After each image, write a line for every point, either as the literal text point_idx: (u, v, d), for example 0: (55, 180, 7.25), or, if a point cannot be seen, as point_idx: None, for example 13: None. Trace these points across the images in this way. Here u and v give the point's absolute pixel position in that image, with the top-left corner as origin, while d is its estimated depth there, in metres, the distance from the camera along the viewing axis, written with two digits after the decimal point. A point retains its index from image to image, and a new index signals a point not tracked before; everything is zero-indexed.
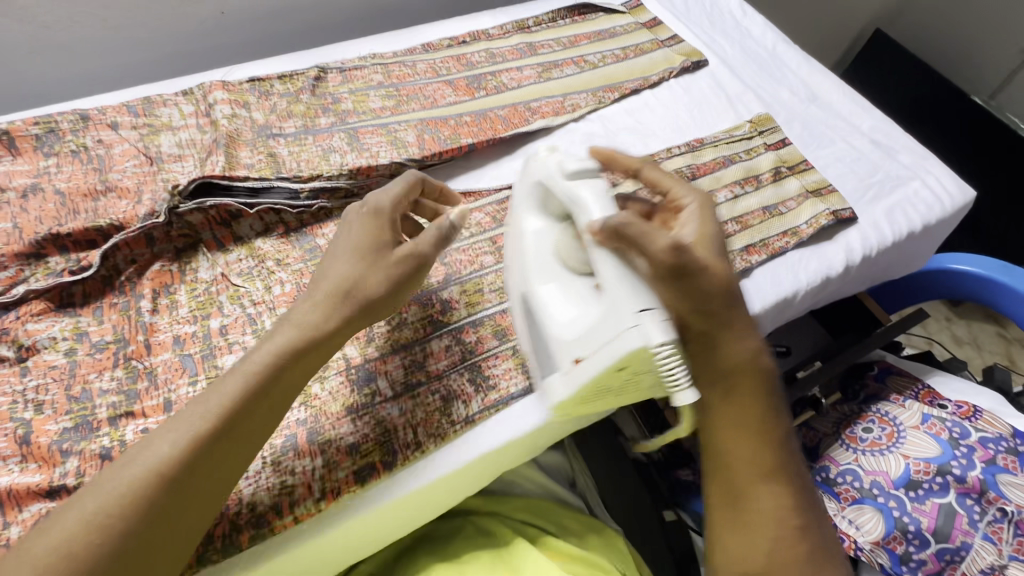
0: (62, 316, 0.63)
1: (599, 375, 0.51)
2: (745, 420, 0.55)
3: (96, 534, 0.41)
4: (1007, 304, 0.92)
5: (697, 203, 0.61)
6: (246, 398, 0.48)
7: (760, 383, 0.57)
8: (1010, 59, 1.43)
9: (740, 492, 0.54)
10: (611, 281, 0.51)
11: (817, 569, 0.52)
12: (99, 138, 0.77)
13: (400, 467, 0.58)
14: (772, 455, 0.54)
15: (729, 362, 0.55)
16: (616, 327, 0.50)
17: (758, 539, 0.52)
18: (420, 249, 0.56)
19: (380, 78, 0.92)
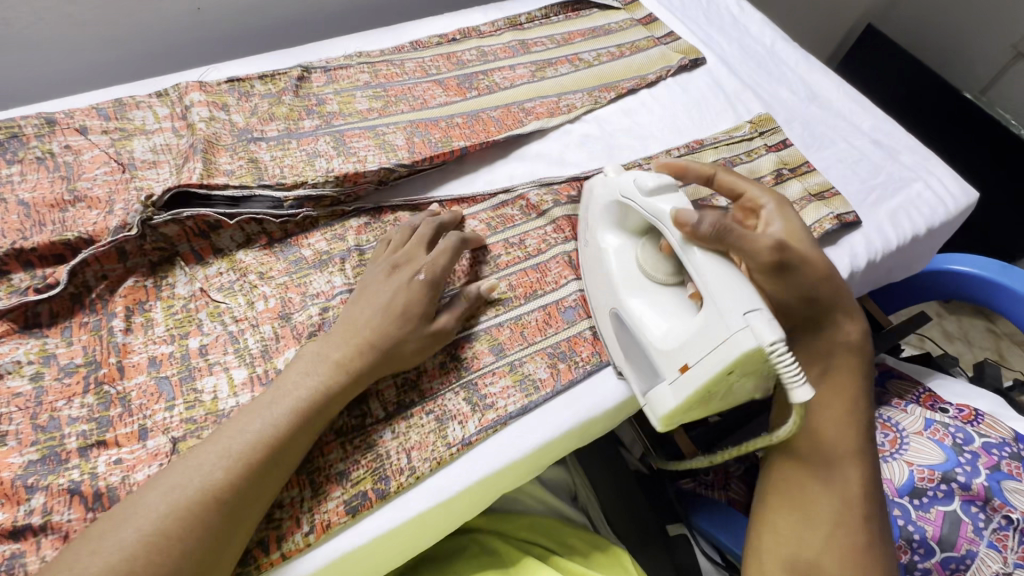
0: (27, 338, 0.59)
1: (710, 381, 0.52)
2: (834, 407, 0.61)
3: (155, 556, 0.43)
4: (1007, 306, 0.91)
5: (775, 203, 0.65)
6: (291, 429, 0.52)
7: (855, 368, 0.63)
8: (1001, 54, 1.41)
9: (814, 473, 0.59)
10: (713, 285, 0.52)
11: (870, 554, 0.56)
12: (66, 143, 0.72)
13: (394, 494, 0.55)
14: (854, 440, 0.60)
15: (830, 343, 0.63)
16: (721, 332, 0.50)
17: (817, 516, 0.57)
18: (450, 322, 0.62)
19: (367, 77, 0.88)
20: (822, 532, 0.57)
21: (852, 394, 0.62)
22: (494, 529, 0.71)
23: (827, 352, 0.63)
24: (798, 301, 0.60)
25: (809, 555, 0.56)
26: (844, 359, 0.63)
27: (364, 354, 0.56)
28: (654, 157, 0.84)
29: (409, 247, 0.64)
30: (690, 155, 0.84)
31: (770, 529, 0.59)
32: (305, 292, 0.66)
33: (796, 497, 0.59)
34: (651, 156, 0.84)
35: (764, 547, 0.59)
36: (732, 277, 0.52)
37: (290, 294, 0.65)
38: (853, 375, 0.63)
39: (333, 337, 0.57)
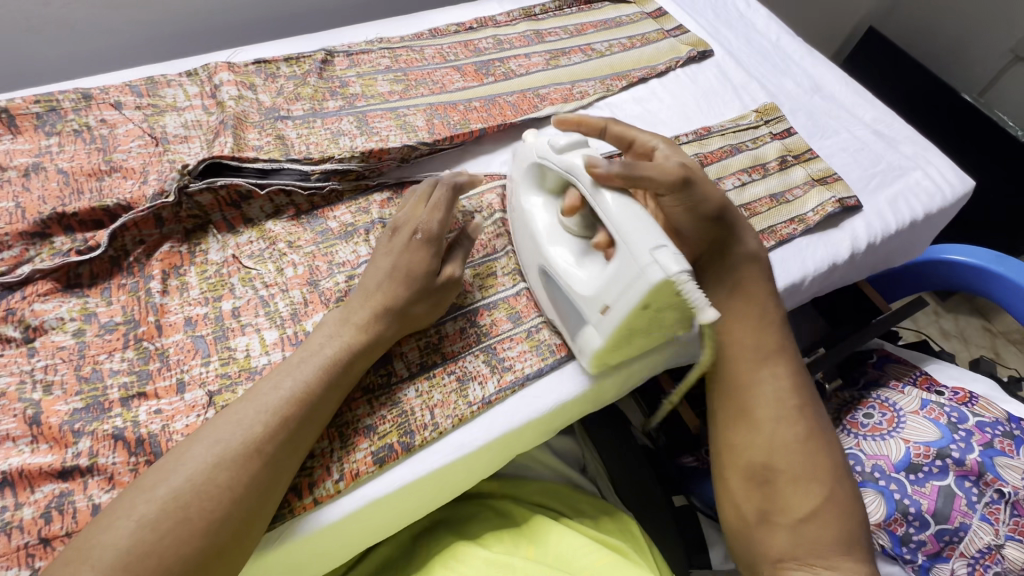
0: (69, 296, 0.62)
1: (627, 318, 0.53)
2: (749, 316, 0.65)
3: (207, 502, 0.46)
4: (1000, 294, 0.94)
5: (664, 143, 0.66)
6: (322, 384, 0.54)
7: (760, 279, 0.67)
8: (1000, 56, 1.45)
9: (748, 382, 0.63)
10: (619, 223, 0.52)
11: (814, 440, 0.60)
12: (101, 118, 0.75)
13: (418, 448, 0.58)
14: (771, 341, 0.64)
15: (741, 252, 0.66)
16: (632, 269, 0.50)
17: (762, 421, 0.61)
18: (457, 270, 0.64)
19: (388, 62, 0.91)
20: (770, 434, 0.60)
21: (761, 303, 0.66)
22: (509, 492, 0.74)
23: (727, 267, 0.66)
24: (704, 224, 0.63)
25: (761, 458, 0.60)
26: (750, 270, 0.66)
27: (389, 319, 0.60)
28: None
29: (408, 207, 0.64)
30: (698, 141, 0.88)
31: (725, 446, 0.63)
32: (332, 261, 0.69)
33: (737, 411, 0.63)
34: None
35: (723, 463, 0.63)
36: (640, 215, 0.52)
37: (318, 263, 0.68)
38: (758, 283, 0.66)
39: (356, 301, 0.60)
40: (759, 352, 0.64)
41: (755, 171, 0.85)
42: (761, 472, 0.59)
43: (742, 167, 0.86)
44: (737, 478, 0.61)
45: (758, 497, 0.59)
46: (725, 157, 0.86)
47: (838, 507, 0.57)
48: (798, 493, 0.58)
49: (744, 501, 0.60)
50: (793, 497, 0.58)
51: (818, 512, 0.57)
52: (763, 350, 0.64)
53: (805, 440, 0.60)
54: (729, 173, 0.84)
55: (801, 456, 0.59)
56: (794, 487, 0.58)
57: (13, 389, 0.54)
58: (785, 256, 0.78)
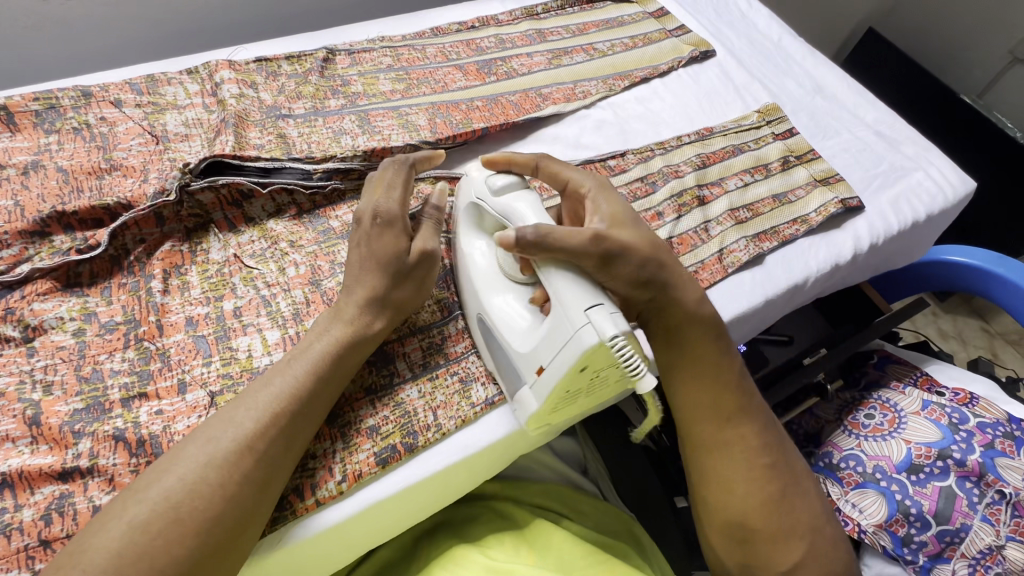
0: (69, 296, 0.61)
1: (562, 380, 0.51)
2: (707, 370, 0.60)
3: (198, 501, 0.46)
4: (1000, 295, 0.94)
5: (595, 185, 0.59)
6: (318, 382, 0.54)
7: (709, 333, 0.60)
8: (999, 58, 1.45)
9: (719, 442, 0.58)
10: (557, 284, 0.51)
11: (789, 493, 0.58)
12: (101, 115, 0.75)
13: (421, 449, 0.57)
14: (734, 398, 0.59)
15: (689, 308, 0.59)
16: (569, 330, 0.49)
17: (733, 482, 0.57)
18: (429, 243, 0.60)
19: (389, 61, 0.90)
20: (745, 494, 0.57)
21: (715, 356, 0.60)
22: (510, 494, 0.74)
23: (676, 324, 0.59)
24: (636, 286, 0.55)
25: (739, 520, 0.57)
26: (696, 329, 0.59)
27: (376, 311, 0.58)
28: (666, 142, 0.87)
29: (366, 193, 0.61)
30: (700, 142, 0.87)
31: (702, 508, 0.59)
32: (334, 261, 0.68)
33: (706, 472, 0.59)
34: (663, 141, 0.87)
35: (703, 522, 0.60)
36: (573, 276, 0.51)
37: (320, 262, 0.68)
38: (708, 337, 0.60)
39: (342, 293, 0.59)
40: (724, 411, 0.59)
41: (757, 172, 0.85)
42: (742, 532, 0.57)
43: (744, 167, 0.85)
44: (717, 535, 0.59)
45: (738, 554, 0.58)
46: (727, 158, 0.86)
47: (820, 555, 0.57)
48: (778, 550, 0.57)
49: (725, 556, 0.59)
50: (776, 553, 0.57)
51: (800, 566, 0.56)
52: (727, 406, 0.59)
53: (782, 493, 0.58)
54: (731, 173, 0.84)
55: (779, 513, 0.57)
56: (772, 546, 0.56)
57: (12, 389, 0.54)
58: (786, 257, 0.78)
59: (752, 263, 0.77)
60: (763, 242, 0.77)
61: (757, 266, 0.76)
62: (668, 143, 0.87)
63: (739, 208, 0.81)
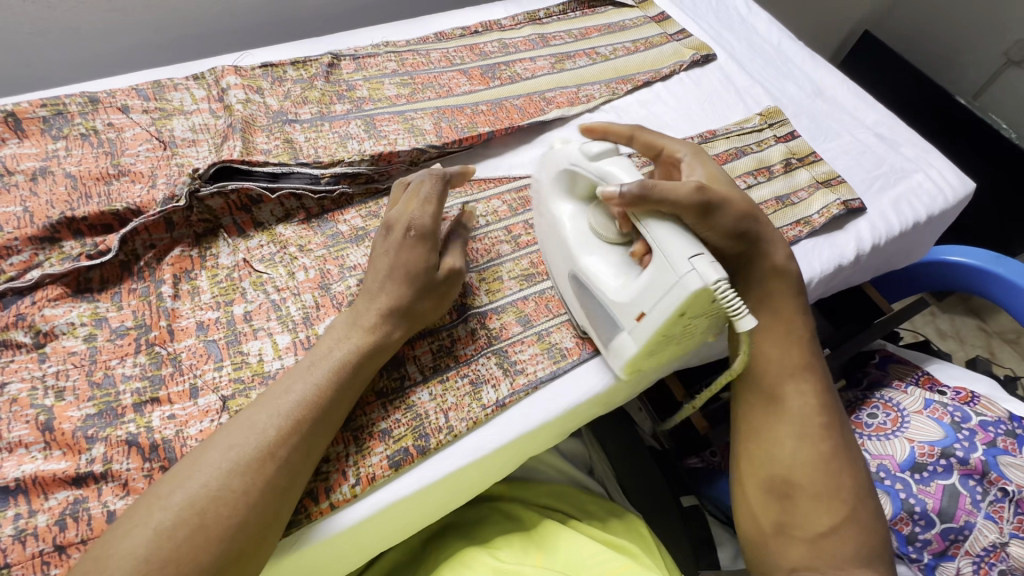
0: (79, 301, 0.61)
1: (664, 326, 0.53)
2: (776, 330, 0.64)
3: (222, 508, 0.46)
4: (1000, 295, 0.95)
5: (690, 152, 0.67)
6: (334, 389, 0.54)
7: (789, 292, 0.65)
8: (994, 59, 1.47)
9: (774, 395, 0.63)
10: (657, 235, 0.53)
11: (838, 459, 0.60)
12: (109, 121, 0.75)
13: (433, 451, 0.58)
14: (798, 359, 0.63)
15: (768, 270, 0.64)
16: (670, 278, 0.51)
17: (783, 435, 0.61)
18: (457, 263, 0.63)
19: (394, 66, 0.91)
20: (793, 447, 0.60)
21: (789, 318, 0.65)
22: (517, 496, 0.74)
23: (755, 279, 0.65)
24: (733, 237, 0.61)
25: (780, 470, 0.60)
26: (776, 284, 0.65)
27: (396, 320, 0.59)
28: None
29: (400, 205, 0.62)
30: (703, 144, 0.88)
31: (745, 456, 0.63)
32: (343, 265, 0.68)
33: (757, 424, 0.63)
34: None
35: (743, 471, 0.63)
36: (678, 227, 0.53)
37: (329, 266, 0.68)
38: (788, 299, 0.65)
39: (360, 300, 0.60)
40: (785, 369, 0.63)
41: (761, 174, 0.86)
42: (781, 485, 0.60)
43: (747, 169, 0.86)
44: (756, 488, 0.62)
45: (776, 509, 0.60)
46: (731, 160, 0.87)
47: (859, 525, 0.58)
48: (816, 510, 0.59)
49: (762, 511, 0.61)
50: (811, 512, 0.59)
51: (838, 530, 0.58)
52: (791, 363, 0.63)
53: (830, 456, 0.60)
54: (734, 175, 0.85)
55: (824, 471, 0.59)
56: (812, 504, 0.59)
57: (24, 395, 0.54)
58: None
59: None
60: None
61: None
62: None
63: None
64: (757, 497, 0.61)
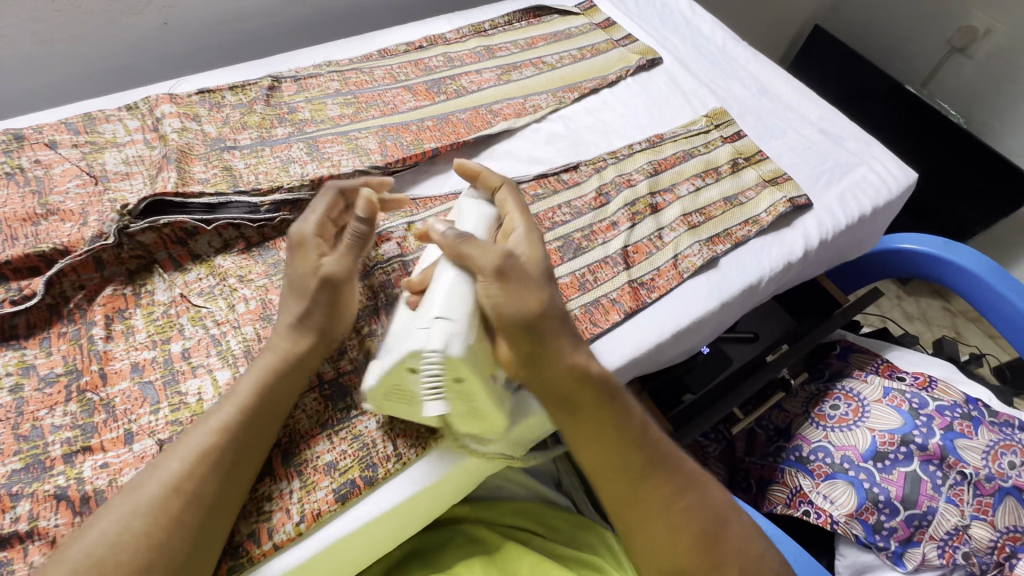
0: (5, 350, 0.59)
1: (388, 373, 0.51)
2: (603, 432, 0.56)
3: (121, 555, 0.45)
4: (951, 280, 0.97)
5: (524, 228, 0.61)
6: (241, 415, 0.52)
7: (594, 393, 0.56)
8: (938, 49, 1.50)
9: (634, 496, 0.56)
10: (439, 289, 0.53)
11: (715, 527, 0.56)
12: (35, 158, 0.72)
13: (382, 481, 0.56)
14: (636, 453, 0.56)
15: (571, 374, 0.55)
16: (414, 327, 0.51)
17: (658, 534, 0.55)
18: (332, 267, 0.57)
19: (337, 85, 0.90)
20: (672, 541, 0.55)
21: (609, 415, 0.56)
22: (481, 516, 0.73)
23: (557, 385, 0.55)
24: (517, 334, 0.53)
25: (668, 565, 0.54)
26: (584, 389, 0.56)
27: (296, 334, 0.57)
28: (617, 151, 0.88)
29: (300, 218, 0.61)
30: (652, 149, 0.89)
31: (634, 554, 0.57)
32: None
33: (630, 530, 0.56)
34: (614, 150, 0.88)
35: None
36: (463, 290, 0.53)
37: (271, 296, 0.66)
38: (600, 400, 0.56)
39: (278, 323, 0.58)
40: (629, 468, 0.56)
41: (708, 175, 0.87)
42: None
43: (695, 172, 0.87)
44: None
45: None
46: (678, 163, 0.88)
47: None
48: None
49: None
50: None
51: None
52: (635, 458, 0.56)
53: (705, 531, 0.55)
54: (683, 178, 0.86)
55: (709, 551, 0.55)
56: None
57: None
58: (740, 260, 0.79)
59: (708, 267, 0.77)
60: (716, 245, 0.78)
61: (712, 271, 0.77)
62: (620, 152, 0.88)
63: (692, 213, 0.82)
64: None
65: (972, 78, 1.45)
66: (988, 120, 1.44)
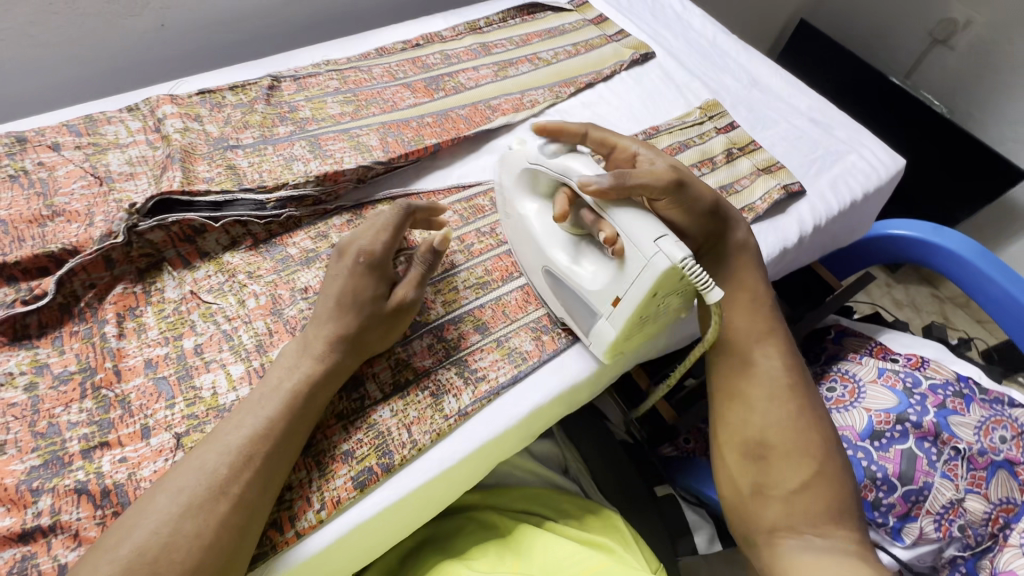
0: (17, 349, 0.59)
1: (640, 306, 0.56)
2: (743, 301, 0.70)
3: (174, 554, 0.45)
4: (940, 263, 1.00)
5: (642, 145, 0.70)
6: (286, 418, 0.53)
7: (748, 274, 0.71)
8: (920, 41, 1.54)
9: (744, 363, 0.68)
10: (626, 226, 0.55)
11: (807, 425, 0.64)
12: (39, 160, 0.72)
13: (398, 467, 0.57)
14: (764, 330, 0.69)
15: (733, 249, 0.71)
16: (641, 262, 0.54)
17: (755, 399, 0.65)
18: (408, 292, 0.62)
19: (336, 84, 0.90)
20: (766, 411, 0.64)
21: (754, 292, 0.71)
22: (492, 502, 0.74)
23: (722, 255, 0.71)
24: (701, 217, 0.68)
25: (756, 435, 0.64)
26: (740, 260, 0.71)
27: (345, 348, 0.58)
28: None
29: (359, 234, 0.61)
30: (648, 140, 0.90)
31: (722, 422, 0.67)
32: (294, 288, 0.68)
33: (728, 390, 0.67)
34: None
35: (722, 441, 0.67)
36: (641, 213, 0.56)
37: (280, 291, 0.67)
38: (750, 279, 0.71)
39: (312, 321, 0.59)
40: (754, 339, 0.69)
41: (704, 165, 0.89)
42: (756, 448, 0.64)
43: (691, 162, 0.89)
44: (733, 452, 0.65)
45: (752, 470, 0.64)
46: (675, 154, 0.89)
47: (829, 480, 0.62)
48: (788, 468, 0.62)
49: (739, 474, 0.64)
50: (786, 471, 0.62)
51: (810, 487, 0.61)
52: (761, 334, 0.69)
53: (799, 419, 0.64)
54: None
55: (796, 433, 0.63)
56: (785, 460, 0.62)
57: None
58: None
59: None
60: None
61: None
62: None
63: None
64: (734, 461, 0.65)
65: (954, 67, 1.48)
66: (970, 109, 1.48)
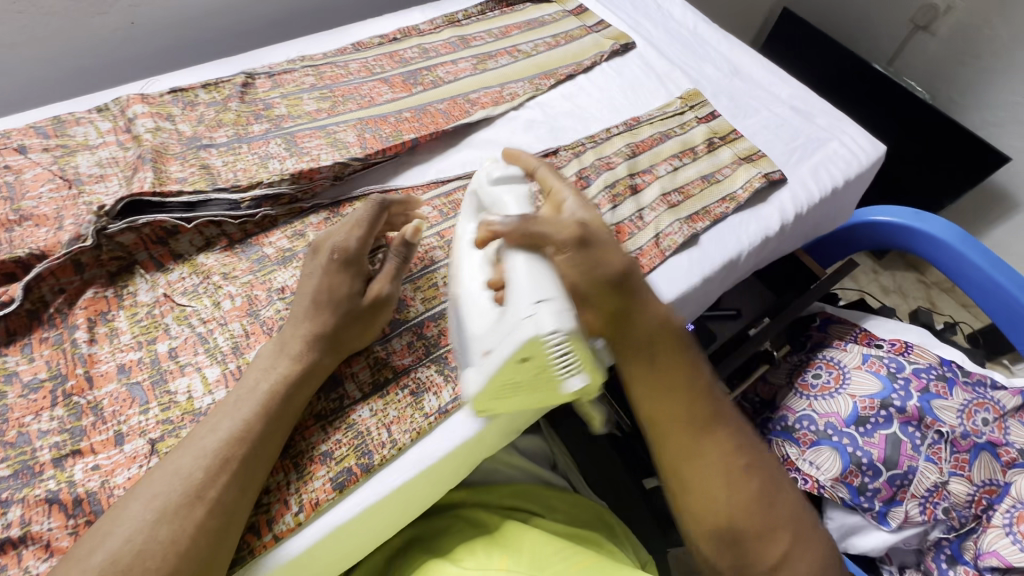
0: None
1: (501, 370, 0.50)
2: (675, 376, 0.57)
3: (149, 562, 0.44)
4: (923, 249, 1.00)
5: (575, 197, 0.63)
6: (262, 419, 0.52)
7: (676, 345, 0.58)
8: (902, 27, 1.54)
9: (694, 448, 0.55)
10: (517, 276, 0.51)
11: (772, 490, 0.55)
12: (6, 164, 0.70)
13: (379, 466, 0.57)
14: (704, 405, 0.57)
15: (654, 320, 0.57)
16: (513, 318, 0.49)
17: (715, 487, 0.54)
18: (383, 287, 0.62)
19: (312, 80, 0.89)
20: (729, 497, 0.53)
21: (687, 364, 0.57)
22: (478, 500, 0.73)
23: (637, 335, 0.57)
24: (609, 287, 0.55)
25: (723, 522, 0.53)
26: (664, 340, 0.57)
27: (323, 347, 0.57)
28: (595, 135, 0.89)
29: (333, 231, 0.61)
30: (629, 132, 0.90)
31: (685, 514, 0.55)
32: (271, 288, 0.67)
33: (684, 482, 0.55)
34: (592, 134, 0.89)
35: (690, 531, 0.56)
36: (542, 271, 0.51)
37: (256, 292, 0.66)
38: (678, 350, 0.58)
39: (290, 320, 0.58)
40: (696, 417, 0.56)
41: (685, 156, 0.88)
42: (729, 536, 0.53)
43: (672, 152, 0.88)
44: (708, 543, 0.54)
45: (729, 555, 0.54)
46: (656, 145, 0.89)
47: (807, 542, 0.54)
48: (768, 547, 0.53)
49: (716, 559, 0.54)
50: (764, 549, 0.53)
51: (790, 556, 0.53)
52: (702, 410, 0.56)
53: (762, 491, 0.55)
54: (660, 159, 0.87)
55: (762, 509, 0.54)
56: (760, 543, 0.53)
57: None
58: (718, 236, 0.81)
59: (689, 244, 0.79)
60: (696, 222, 0.80)
61: (692, 248, 0.79)
62: (598, 136, 0.89)
63: (671, 192, 0.83)
64: (710, 549, 0.54)
65: (936, 53, 1.49)
66: (951, 94, 1.49)
